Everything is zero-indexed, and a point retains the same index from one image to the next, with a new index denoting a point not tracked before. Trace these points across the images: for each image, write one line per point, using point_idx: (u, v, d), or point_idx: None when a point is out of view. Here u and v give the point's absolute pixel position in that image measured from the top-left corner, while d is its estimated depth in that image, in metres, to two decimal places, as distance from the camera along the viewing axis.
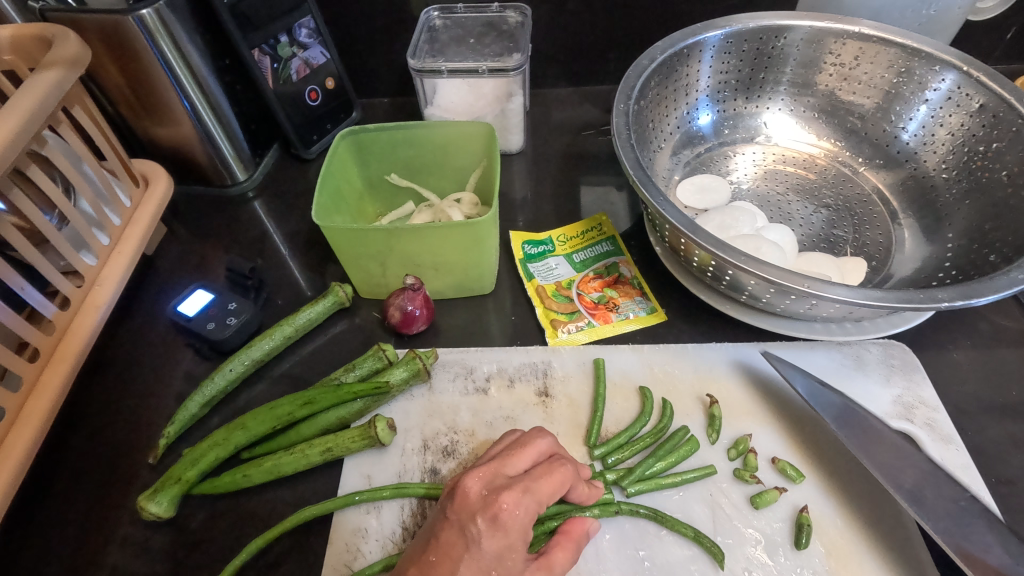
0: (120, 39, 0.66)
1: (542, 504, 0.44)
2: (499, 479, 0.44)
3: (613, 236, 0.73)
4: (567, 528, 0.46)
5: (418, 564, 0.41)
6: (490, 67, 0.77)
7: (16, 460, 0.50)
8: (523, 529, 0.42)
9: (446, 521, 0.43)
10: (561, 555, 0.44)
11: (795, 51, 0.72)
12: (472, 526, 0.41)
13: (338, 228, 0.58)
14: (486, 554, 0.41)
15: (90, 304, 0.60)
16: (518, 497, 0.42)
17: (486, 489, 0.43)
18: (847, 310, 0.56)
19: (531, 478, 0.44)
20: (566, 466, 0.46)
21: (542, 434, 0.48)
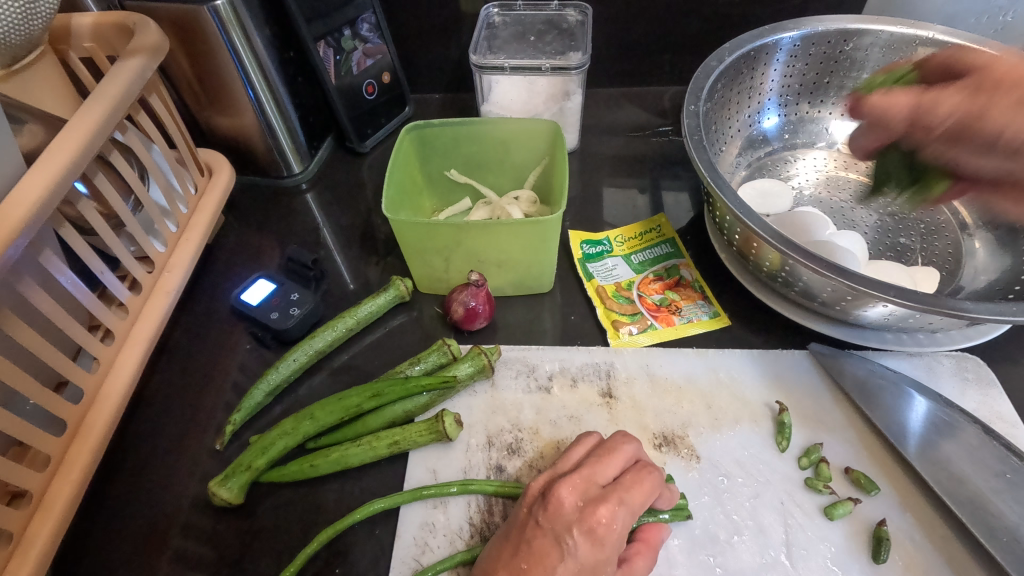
0: (193, 28, 0.67)
1: (635, 515, 0.46)
2: (592, 490, 0.46)
3: (672, 238, 0.73)
4: (645, 535, 0.48)
5: (510, 568, 0.44)
6: (552, 65, 0.77)
7: (94, 440, 0.50)
8: (619, 540, 0.45)
9: (539, 528, 0.45)
10: (642, 561, 0.46)
11: (865, 55, 0.71)
12: (569, 539, 0.44)
13: (408, 222, 0.58)
14: (583, 563, 0.43)
15: (161, 290, 0.60)
16: (614, 510, 0.45)
17: (581, 501, 0.46)
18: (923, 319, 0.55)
19: (623, 489, 0.47)
20: (651, 472, 0.48)
21: (628, 441, 0.50)
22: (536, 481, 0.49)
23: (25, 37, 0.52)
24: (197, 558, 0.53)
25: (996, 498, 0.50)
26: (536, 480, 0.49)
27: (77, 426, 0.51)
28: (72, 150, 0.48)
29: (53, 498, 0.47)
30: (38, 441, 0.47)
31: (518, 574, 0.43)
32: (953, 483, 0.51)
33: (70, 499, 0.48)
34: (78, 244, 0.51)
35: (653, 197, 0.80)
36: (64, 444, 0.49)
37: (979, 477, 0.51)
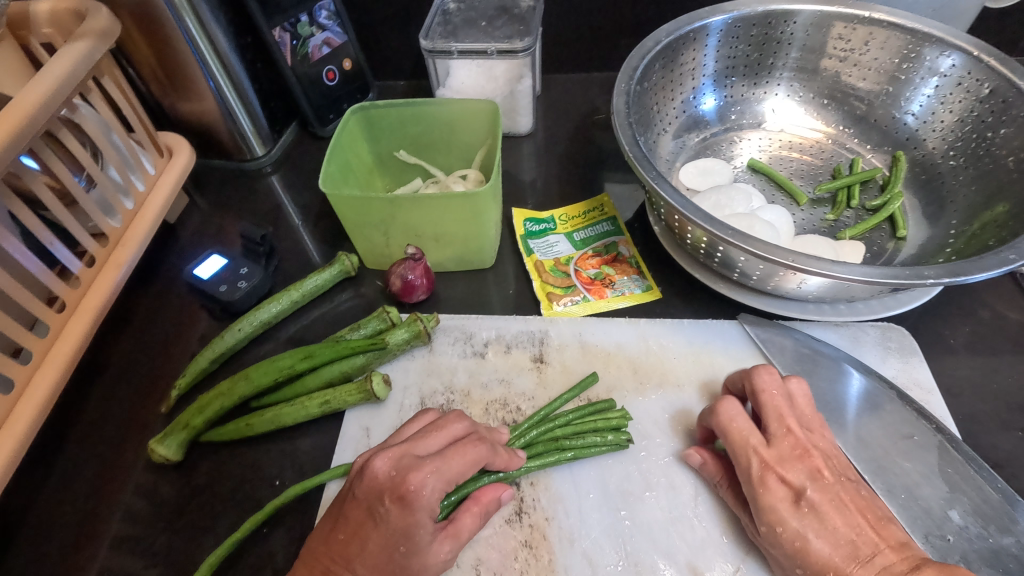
0: (149, 15, 0.70)
1: (451, 484, 0.43)
2: (407, 459, 0.43)
3: (614, 217, 0.74)
4: (478, 494, 0.48)
5: (327, 542, 0.42)
6: (499, 49, 0.79)
7: (40, 399, 0.54)
8: (431, 505, 0.42)
9: (354, 501, 0.43)
10: (469, 520, 0.46)
11: (803, 36, 0.72)
12: (380, 508, 0.41)
13: (343, 197, 0.61)
14: (394, 531, 0.41)
15: (113, 263, 0.64)
16: (424, 477, 0.42)
17: (395, 469, 0.43)
18: (837, 288, 0.56)
19: (440, 458, 0.44)
20: (479, 444, 0.46)
21: (456, 416, 0.47)
22: (362, 456, 0.46)
23: None
24: (141, 511, 0.56)
25: (898, 456, 0.51)
26: (364, 455, 0.46)
27: (24, 386, 0.54)
28: (13, 126, 0.51)
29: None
30: None
31: (336, 551, 0.42)
32: (860, 445, 0.52)
33: (15, 451, 0.51)
34: (26, 216, 0.54)
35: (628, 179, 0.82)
36: (11, 402, 0.52)
37: (883, 437, 0.52)
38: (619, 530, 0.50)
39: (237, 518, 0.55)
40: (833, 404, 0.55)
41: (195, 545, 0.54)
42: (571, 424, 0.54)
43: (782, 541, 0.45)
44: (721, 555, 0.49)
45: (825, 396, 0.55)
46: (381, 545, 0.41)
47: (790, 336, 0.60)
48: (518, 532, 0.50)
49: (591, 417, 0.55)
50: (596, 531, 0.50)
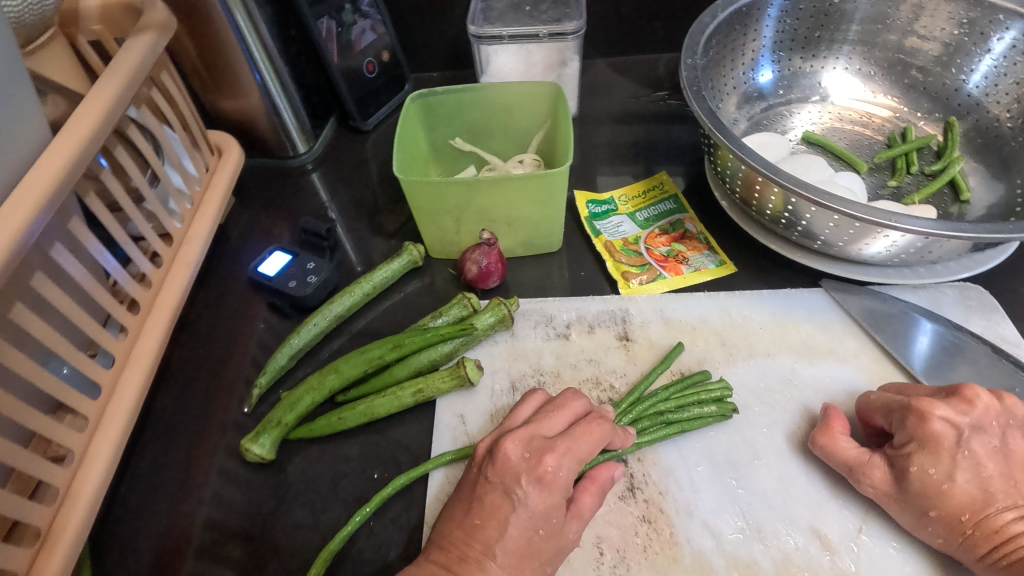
0: (197, 9, 0.68)
1: (583, 463, 0.43)
2: (537, 441, 0.43)
3: (675, 195, 0.74)
4: (593, 474, 0.46)
5: (461, 526, 0.41)
6: (549, 31, 0.78)
7: (130, 402, 0.52)
8: (566, 487, 0.42)
9: (488, 484, 0.42)
10: (589, 499, 0.45)
11: (854, 7, 0.73)
12: (519, 489, 0.41)
13: (420, 183, 0.60)
14: (535, 512, 0.41)
15: (181, 262, 0.62)
16: (560, 458, 0.42)
17: (528, 452, 0.42)
18: (923, 251, 0.57)
19: (570, 438, 0.43)
20: (604, 423, 0.45)
21: (576, 395, 0.46)
22: (485, 440, 0.45)
23: (39, 14, 0.53)
24: (234, 513, 0.54)
25: None
26: (486, 438, 0.46)
27: (111, 389, 0.51)
28: (94, 119, 0.49)
29: (93, 458, 0.48)
30: (75, 402, 0.48)
31: (473, 537, 0.40)
32: None
33: (110, 456, 0.49)
34: (104, 214, 0.52)
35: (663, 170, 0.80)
36: (100, 406, 0.50)
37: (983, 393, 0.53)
38: (735, 499, 0.50)
39: (337, 514, 0.53)
40: (927, 364, 0.56)
41: (297, 544, 0.52)
42: (673, 399, 0.54)
43: (930, 483, 0.45)
44: (838, 516, 0.49)
45: (914, 353, 0.57)
46: (523, 528, 0.40)
47: (875, 298, 0.61)
48: (633, 508, 0.50)
49: (692, 390, 0.54)
50: (712, 501, 0.50)
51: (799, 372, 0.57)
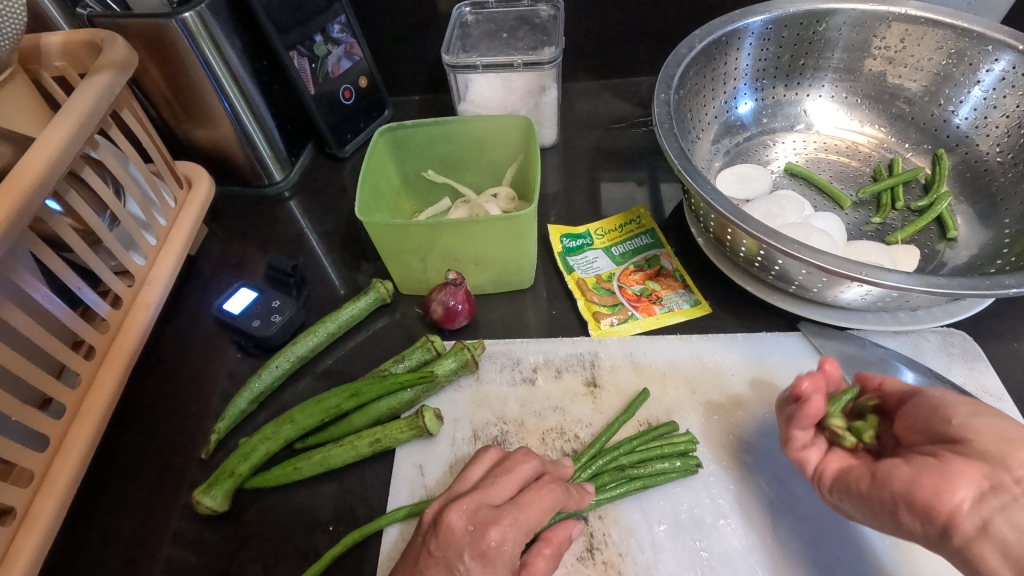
0: (163, 43, 0.67)
1: (530, 534, 0.41)
2: (484, 512, 0.41)
3: (652, 229, 0.72)
4: (548, 535, 0.45)
5: None
6: (525, 60, 0.76)
7: (78, 454, 0.51)
8: (511, 560, 0.40)
9: (430, 558, 0.40)
10: (542, 563, 0.43)
11: (837, 36, 0.71)
12: (460, 566, 0.39)
13: (381, 224, 0.59)
14: None
15: (141, 304, 0.61)
16: (504, 531, 0.40)
17: (472, 524, 0.40)
18: (902, 299, 0.55)
19: (517, 507, 0.41)
20: (556, 488, 0.43)
21: (527, 457, 0.44)
22: (433, 507, 0.44)
23: None
24: (187, 565, 0.53)
25: None
26: (435, 506, 0.44)
27: (59, 442, 0.51)
28: (40, 167, 0.48)
29: (36, 515, 0.47)
30: (18, 457, 0.47)
31: None
32: None
33: (54, 513, 0.48)
34: (54, 262, 0.51)
35: (653, 188, 0.80)
36: (46, 460, 0.50)
37: None
38: (697, 562, 0.48)
39: (290, 569, 0.52)
40: None
41: None
42: (635, 453, 0.52)
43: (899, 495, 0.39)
44: None
45: None
46: None
47: (852, 343, 0.58)
48: (591, 570, 0.48)
49: (656, 443, 0.53)
50: (673, 564, 0.48)
51: (770, 424, 0.55)
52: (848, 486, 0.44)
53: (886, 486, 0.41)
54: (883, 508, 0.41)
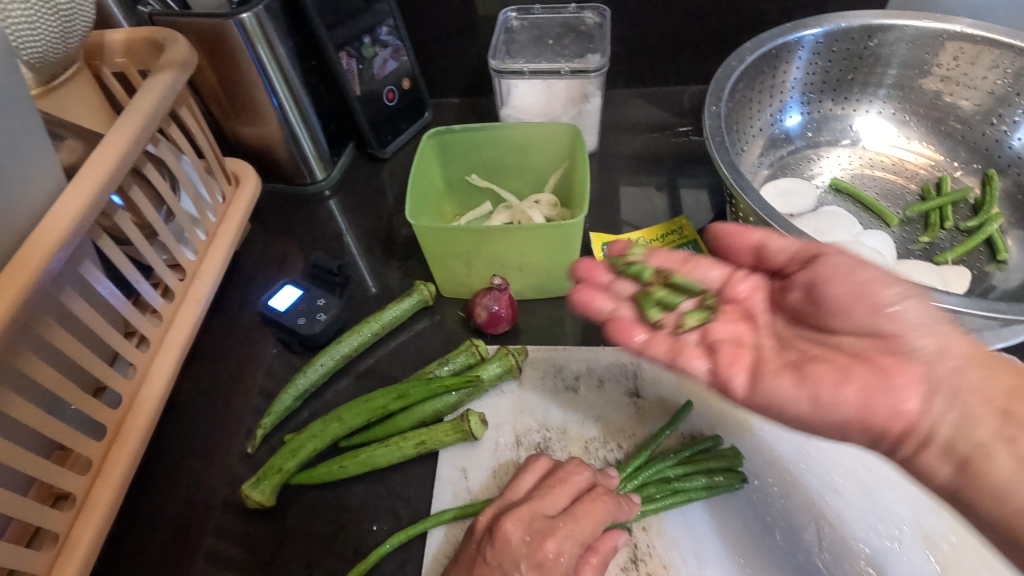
0: (219, 42, 0.69)
1: (584, 546, 0.42)
2: (539, 523, 0.42)
3: (694, 240, 0.72)
4: (595, 543, 0.43)
5: None
6: (572, 68, 0.77)
7: (134, 443, 0.52)
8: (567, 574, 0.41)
9: (486, 565, 0.41)
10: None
11: (889, 51, 0.70)
12: None
13: (431, 228, 0.59)
14: None
15: (192, 298, 0.62)
16: (561, 543, 0.41)
17: (528, 535, 0.41)
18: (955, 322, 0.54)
19: (572, 519, 0.43)
20: (608, 499, 0.44)
21: (579, 469, 0.45)
22: (485, 518, 0.45)
23: (62, 54, 0.54)
24: (231, 558, 0.54)
25: None
26: (487, 516, 0.45)
27: (116, 431, 0.52)
28: (109, 163, 0.49)
29: (94, 501, 0.48)
30: (78, 445, 0.48)
31: None
32: None
33: (111, 500, 0.49)
34: (117, 255, 0.52)
35: (674, 194, 0.81)
36: (104, 448, 0.51)
37: None
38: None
39: (334, 566, 0.52)
40: None
41: None
42: (680, 465, 0.52)
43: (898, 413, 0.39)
44: None
45: None
46: None
47: None
48: None
49: (701, 456, 0.53)
50: None
51: (816, 443, 0.55)
52: (777, 407, 0.41)
53: (835, 411, 0.40)
54: (827, 426, 0.41)
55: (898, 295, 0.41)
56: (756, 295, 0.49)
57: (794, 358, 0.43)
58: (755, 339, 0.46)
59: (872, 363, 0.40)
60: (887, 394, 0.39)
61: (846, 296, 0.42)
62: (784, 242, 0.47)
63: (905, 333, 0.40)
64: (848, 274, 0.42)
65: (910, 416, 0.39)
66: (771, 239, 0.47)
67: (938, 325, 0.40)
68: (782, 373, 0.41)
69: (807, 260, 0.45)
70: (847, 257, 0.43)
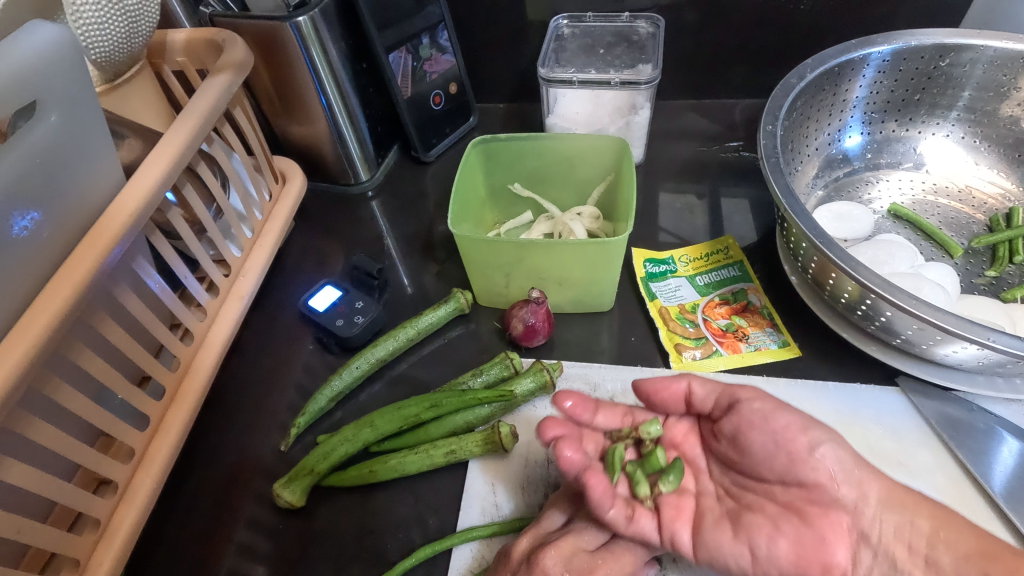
0: (275, 44, 0.70)
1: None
2: (580, 559, 0.46)
3: (741, 261, 0.70)
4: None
5: None
6: (622, 79, 0.75)
7: (174, 436, 0.53)
8: None
9: None
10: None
11: (962, 72, 0.66)
12: None
13: (474, 239, 0.59)
14: None
15: (235, 294, 0.63)
16: None
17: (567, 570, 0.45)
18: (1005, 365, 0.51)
19: (611, 559, 0.47)
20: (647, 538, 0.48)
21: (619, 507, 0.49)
22: (527, 540, 0.49)
23: (127, 53, 0.55)
24: (259, 554, 0.55)
25: None
26: (528, 537, 0.49)
27: (158, 422, 0.53)
28: (165, 161, 0.49)
29: (134, 491, 0.49)
30: (122, 435, 0.50)
31: None
32: None
33: (151, 490, 0.50)
34: (168, 250, 0.54)
35: (707, 206, 0.79)
36: (147, 439, 0.52)
37: None
38: None
39: (363, 570, 0.53)
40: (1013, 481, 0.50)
41: None
42: None
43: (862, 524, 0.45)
44: None
45: (992, 468, 0.51)
46: None
47: (953, 402, 0.55)
48: None
49: None
50: None
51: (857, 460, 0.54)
52: (720, 561, 0.47)
53: (770, 564, 0.46)
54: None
55: (809, 444, 0.46)
56: (689, 439, 0.55)
57: (729, 507, 0.49)
58: (696, 486, 0.52)
59: (798, 512, 0.47)
60: (817, 547, 0.45)
61: (767, 447, 0.47)
62: (704, 390, 0.52)
63: (832, 482, 0.46)
64: (763, 423, 0.48)
65: (842, 567, 0.46)
66: (694, 390, 0.52)
67: (852, 472, 0.46)
68: (721, 527, 0.48)
69: (728, 407, 0.50)
70: (762, 405, 0.48)
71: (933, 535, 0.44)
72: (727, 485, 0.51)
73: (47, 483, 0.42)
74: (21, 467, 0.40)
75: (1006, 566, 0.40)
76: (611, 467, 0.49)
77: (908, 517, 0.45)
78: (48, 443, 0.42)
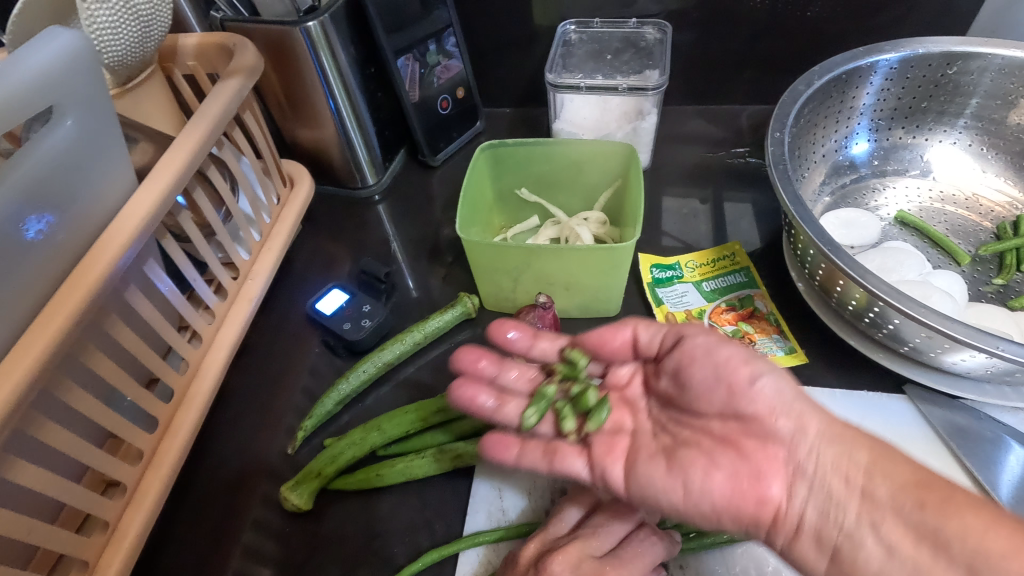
0: (286, 48, 0.70)
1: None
2: (588, 564, 0.45)
3: (747, 267, 0.70)
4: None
5: None
6: (629, 85, 0.76)
7: (183, 439, 0.53)
8: None
9: None
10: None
11: (970, 80, 0.66)
12: None
13: (482, 244, 0.59)
14: None
15: (243, 296, 0.63)
16: None
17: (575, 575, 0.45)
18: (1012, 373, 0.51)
19: (620, 562, 0.46)
20: (655, 542, 0.48)
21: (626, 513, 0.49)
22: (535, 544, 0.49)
23: (139, 57, 0.56)
24: (264, 557, 0.55)
25: None
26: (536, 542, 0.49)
27: (167, 424, 0.54)
28: (176, 164, 0.50)
29: (143, 493, 0.50)
30: (131, 437, 0.50)
31: None
32: None
33: (160, 492, 0.51)
34: (178, 252, 0.54)
35: (713, 212, 0.79)
36: (156, 441, 0.52)
37: None
38: None
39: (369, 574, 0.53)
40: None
41: None
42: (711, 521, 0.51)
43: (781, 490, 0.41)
44: None
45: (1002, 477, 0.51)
46: None
47: (960, 411, 0.55)
48: None
49: None
50: None
51: None
52: (652, 497, 0.45)
53: (703, 497, 0.42)
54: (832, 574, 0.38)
55: (751, 375, 0.43)
56: (633, 380, 0.53)
57: (667, 444, 0.47)
58: (633, 424, 0.51)
59: (735, 445, 0.43)
60: (751, 481, 0.41)
61: (707, 379, 0.45)
62: (650, 332, 0.50)
63: (771, 415, 0.42)
64: (706, 354, 0.45)
65: (776, 503, 0.41)
66: (640, 333, 0.51)
67: (794, 403, 0.42)
68: (654, 462, 0.46)
69: (672, 345, 0.48)
70: (707, 339, 0.46)
71: (870, 468, 0.39)
72: (668, 422, 0.49)
73: (58, 484, 0.42)
74: (32, 468, 0.40)
75: (939, 498, 0.36)
76: (532, 406, 0.51)
77: (848, 448, 0.40)
78: (59, 444, 0.42)
